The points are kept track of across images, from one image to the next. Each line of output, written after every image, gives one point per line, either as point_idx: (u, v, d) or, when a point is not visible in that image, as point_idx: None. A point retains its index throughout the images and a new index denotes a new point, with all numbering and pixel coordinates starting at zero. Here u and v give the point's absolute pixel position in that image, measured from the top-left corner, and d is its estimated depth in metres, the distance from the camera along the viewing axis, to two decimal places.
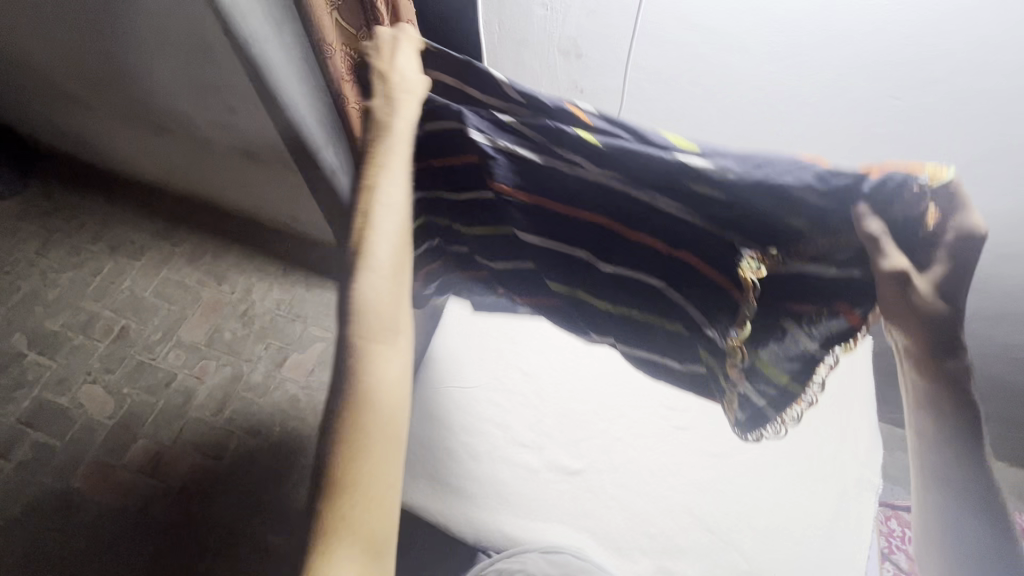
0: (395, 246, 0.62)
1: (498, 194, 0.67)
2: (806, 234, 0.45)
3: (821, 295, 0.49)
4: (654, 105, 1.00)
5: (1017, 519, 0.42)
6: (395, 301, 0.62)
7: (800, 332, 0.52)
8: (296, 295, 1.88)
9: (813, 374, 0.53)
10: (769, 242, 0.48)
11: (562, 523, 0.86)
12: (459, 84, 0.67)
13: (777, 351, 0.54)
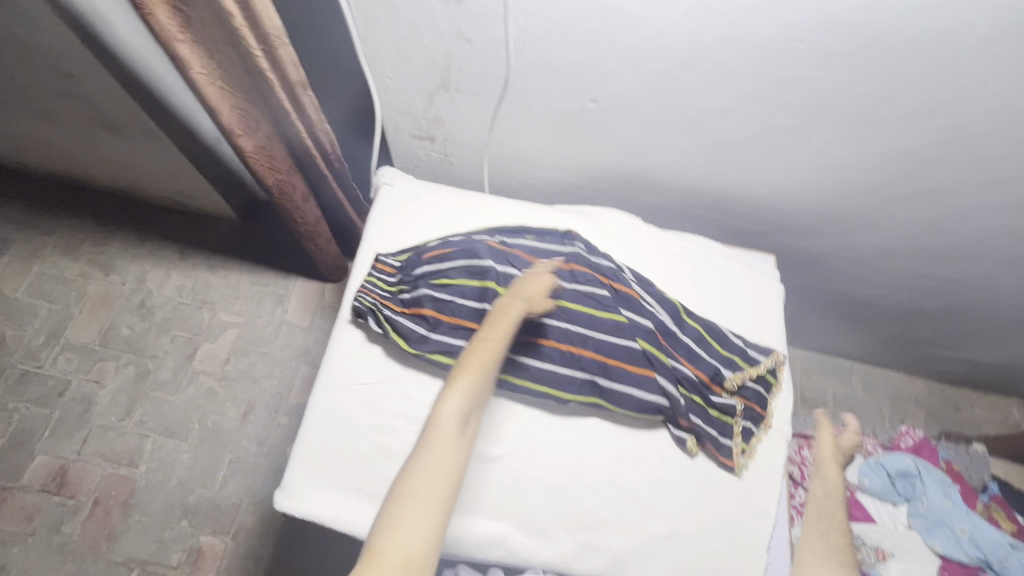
0: (472, 389, 0.75)
1: (609, 300, 0.91)
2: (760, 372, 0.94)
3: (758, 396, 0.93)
4: (549, 56, 0.82)
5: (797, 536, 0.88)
6: (459, 439, 0.72)
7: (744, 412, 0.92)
8: (198, 279, 1.72)
9: (752, 435, 0.91)
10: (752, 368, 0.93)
11: (488, 515, 0.83)
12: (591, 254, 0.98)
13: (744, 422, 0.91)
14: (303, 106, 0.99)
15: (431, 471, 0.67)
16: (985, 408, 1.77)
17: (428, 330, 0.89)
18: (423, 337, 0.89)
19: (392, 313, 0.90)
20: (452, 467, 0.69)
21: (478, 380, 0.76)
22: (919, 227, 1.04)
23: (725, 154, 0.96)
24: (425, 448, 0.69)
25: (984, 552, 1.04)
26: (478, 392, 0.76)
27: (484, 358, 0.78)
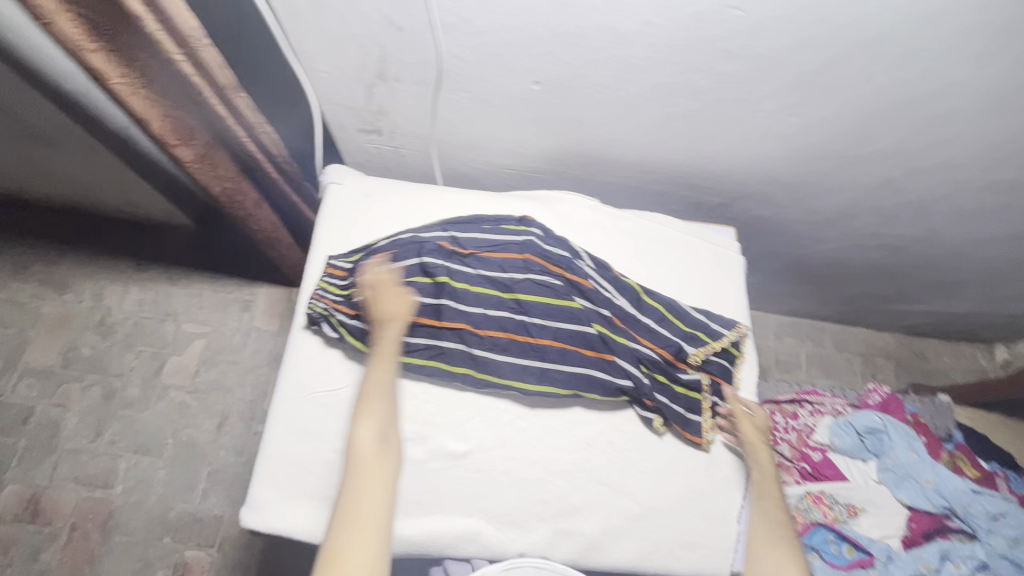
0: (378, 410, 0.79)
1: (565, 288, 0.90)
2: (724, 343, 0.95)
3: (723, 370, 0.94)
4: (484, 40, 0.79)
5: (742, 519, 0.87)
6: (382, 454, 0.76)
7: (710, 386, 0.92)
8: (158, 291, 1.67)
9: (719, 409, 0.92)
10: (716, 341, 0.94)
11: (459, 512, 0.83)
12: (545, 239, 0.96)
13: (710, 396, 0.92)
14: (237, 108, 0.93)
15: (361, 495, 0.71)
16: (952, 356, 1.82)
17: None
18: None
19: (346, 317, 0.88)
20: (384, 483, 0.73)
21: (382, 399, 0.80)
22: (874, 187, 1.04)
23: (676, 129, 0.94)
24: (349, 478, 0.73)
25: (949, 501, 1.07)
26: (384, 407, 0.79)
27: (381, 377, 0.81)
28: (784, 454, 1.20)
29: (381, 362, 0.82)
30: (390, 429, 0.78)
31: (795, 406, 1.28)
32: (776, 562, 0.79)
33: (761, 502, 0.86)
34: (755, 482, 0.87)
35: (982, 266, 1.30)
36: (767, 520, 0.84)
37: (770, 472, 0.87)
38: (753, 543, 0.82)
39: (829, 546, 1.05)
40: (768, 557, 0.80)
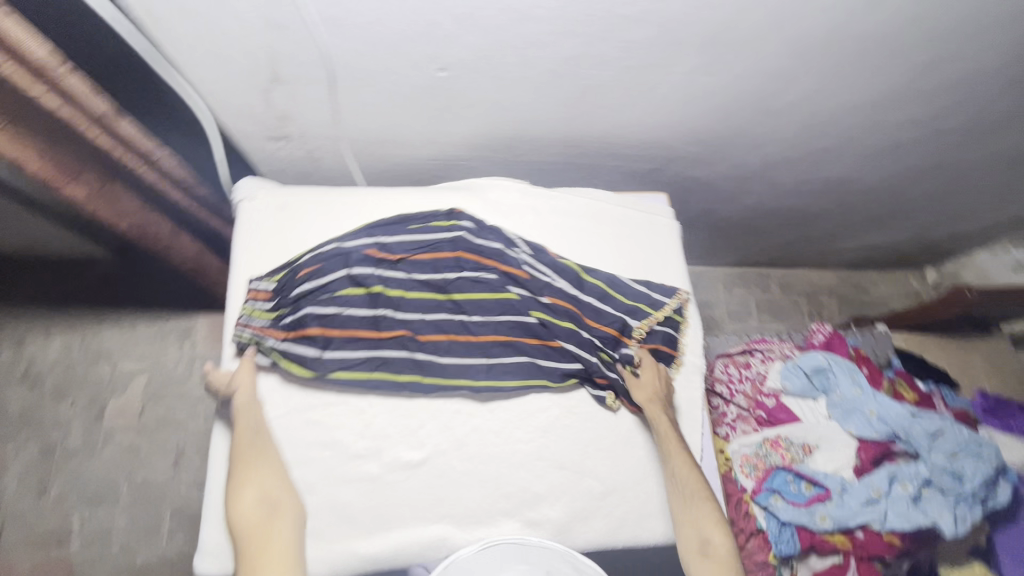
0: (256, 476, 0.76)
1: (501, 281, 0.91)
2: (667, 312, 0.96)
3: (670, 338, 0.95)
4: (378, 30, 0.74)
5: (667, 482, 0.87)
6: (270, 518, 0.74)
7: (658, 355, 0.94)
8: (85, 328, 1.53)
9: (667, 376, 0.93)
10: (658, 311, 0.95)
11: (424, 521, 0.81)
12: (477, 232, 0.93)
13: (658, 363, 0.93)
14: (127, 135, 0.86)
15: (254, 564, 0.70)
16: (887, 284, 1.92)
17: (321, 348, 0.84)
18: (318, 358, 0.84)
19: (277, 341, 0.84)
20: (279, 542, 0.73)
21: (256, 463, 0.77)
22: (795, 136, 1.06)
23: (595, 101, 0.92)
24: (239, 553, 0.71)
25: (892, 427, 1.11)
26: (263, 469, 0.77)
27: (248, 444, 0.79)
28: (740, 405, 1.27)
29: (243, 430, 0.80)
30: (276, 488, 0.77)
31: (747, 356, 1.34)
32: (695, 521, 0.80)
33: (670, 462, 0.85)
34: (661, 444, 0.86)
35: (905, 197, 1.36)
36: (681, 479, 0.84)
37: (671, 429, 0.86)
38: (673, 506, 0.83)
39: (788, 486, 1.11)
40: (688, 518, 0.81)
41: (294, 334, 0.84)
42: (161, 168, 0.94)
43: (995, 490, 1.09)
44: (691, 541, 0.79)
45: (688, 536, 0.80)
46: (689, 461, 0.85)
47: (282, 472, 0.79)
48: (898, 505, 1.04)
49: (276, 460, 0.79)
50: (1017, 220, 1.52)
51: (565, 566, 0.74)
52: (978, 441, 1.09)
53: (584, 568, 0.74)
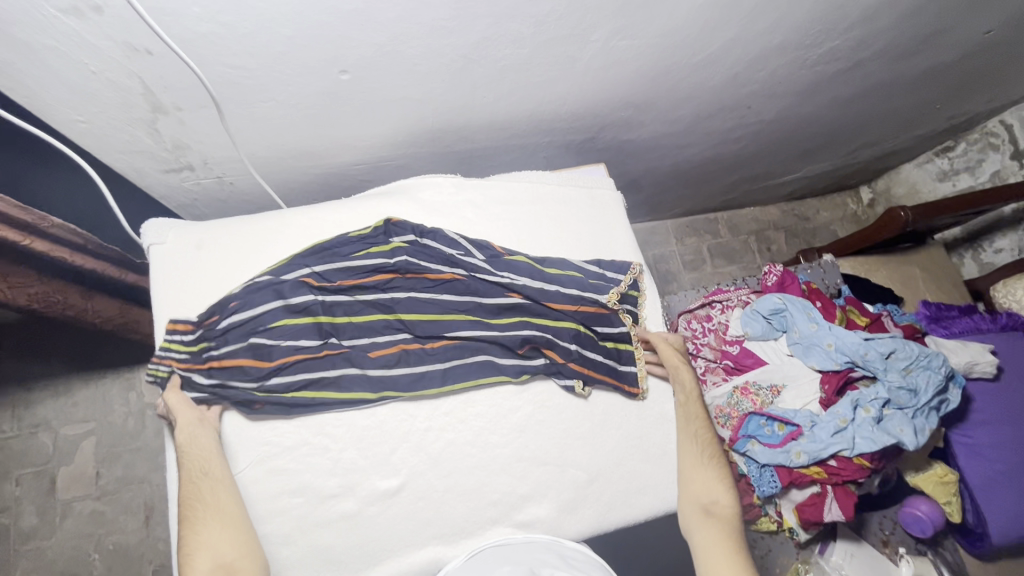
0: (212, 536, 0.71)
1: (447, 287, 0.88)
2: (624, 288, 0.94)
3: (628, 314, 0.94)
4: (261, 39, 0.66)
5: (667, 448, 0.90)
6: None
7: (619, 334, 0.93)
8: (11, 401, 1.39)
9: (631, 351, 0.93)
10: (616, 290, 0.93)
11: (413, 546, 0.80)
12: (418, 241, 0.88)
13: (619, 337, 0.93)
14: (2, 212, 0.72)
15: None
16: (828, 210, 1.97)
17: (260, 373, 0.78)
18: (258, 385, 0.78)
19: (204, 376, 0.78)
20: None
21: (209, 519, 0.72)
22: (723, 85, 1.04)
23: (516, 81, 0.86)
24: None
25: (849, 355, 1.16)
26: (218, 524, 0.72)
27: (201, 497, 0.73)
28: (707, 358, 1.28)
29: (194, 481, 0.73)
30: (234, 546, 0.71)
31: (707, 309, 1.35)
32: (701, 482, 0.86)
33: (688, 425, 0.90)
34: (681, 407, 0.91)
35: (833, 127, 1.38)
36: (695, 443, 0.89)
37: (694, 398, 0.91)
38: (681, 463, 0.88)
39: (762, 429, 1.14)
40: (696, 478, 0.86)
41: (225, 363, 0.78)
42: (53, 237, 0.82)
43: (946, 396, 1.15)
44: (692, 499, 0.85)
45: (691, 493, 0.85)
46: (706, 430, 0.90)
47: (241, 526, 0.73)
48: (864, 428, 1.08)
49: (234, 514, 0.74)
50: (937, 131, 1.57)
51: (551, 556, 0.73)
52: (926, 353, 1.14)
53: (569, 552, 0.74)
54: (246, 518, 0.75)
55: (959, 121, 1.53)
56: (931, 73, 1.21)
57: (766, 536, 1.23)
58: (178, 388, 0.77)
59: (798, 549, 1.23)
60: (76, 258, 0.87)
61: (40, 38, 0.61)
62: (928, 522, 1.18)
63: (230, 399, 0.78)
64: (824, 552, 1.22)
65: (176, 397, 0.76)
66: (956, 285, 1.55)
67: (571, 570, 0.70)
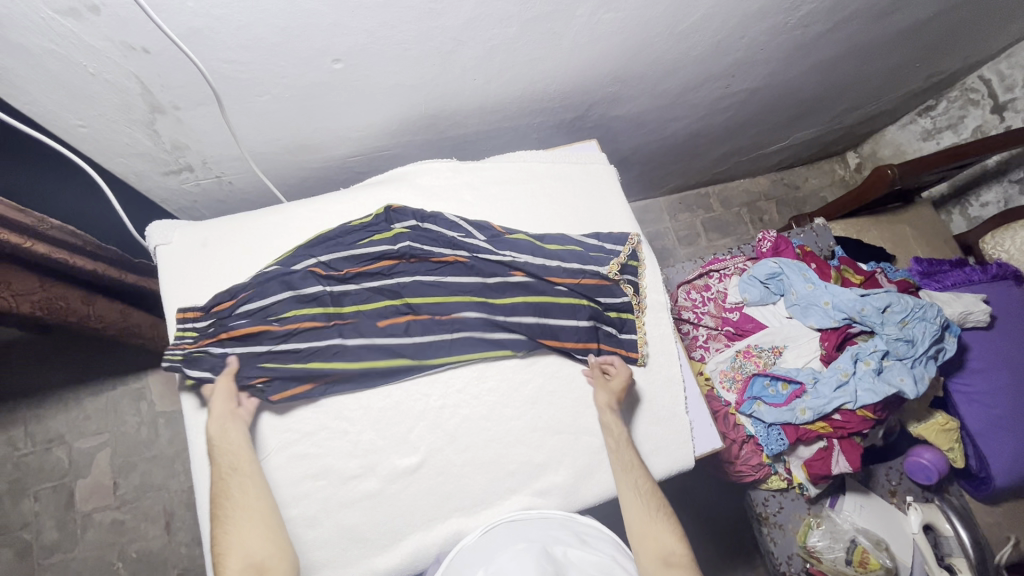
0: (242, 529, 0.70)
1: (451, 269, 0.89)
2: (625, 261, 0.96)
3: (632, 287, 0.96)
4: (253, 32, 0.67)
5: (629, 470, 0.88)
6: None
7: (622, 306, 0.95)
8: (25, 418, 1.40)
9: (633, 320, 0.95)
10: (619, 261, 0.95)
11: (436, 519, 0.82)
12: (422, 228, 0.89)
13: (622, 307, 0.95)
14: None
15: None
16: (817, 176, 1.99)
17: (276, 346, 0.81)
18: (271, 352, 0.80)
19: (218, 347, 0.79)
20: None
21: (239, 513, 0.71)
22: (707, 55, 1.05)
23: (505, 63, 0.88)
24: None
25: (847, 312, 1.19)
26: (249, 519, 0.71)
27: (230, 494, 0.72)
28: (709, 326, 1.29)
29: (225, 478, 0.73)
30: (265, 541, 0.70)
31: (705, 279, 1.35)
32: (656, 537, 0.76)
33: (628, 477, 0.82)
34: (614, 457, 0.84)
35: (816, 92, 1.40)
36: (636, 493, 0.81)
37: (625, 441, 0.85)
38: (631, 521, 0.79)
39: (767, 390, 1.17)
40: (650, 532, 0.77)
41: (242, 333, 0.80)
42: (53, 239, 0.82)
43: (943, 345, 1.18)
44: (652, 557, 0.75)
45: (649, 551, 0.75)
46: (648, 479, 0.82)
47: (273, 521, 0.73)
48: (864, 380, 1.11)
49: (266, 509, 0.73)
50: (918, 92, 1.60)
51: (566, 533, 0.74)
52: (920, 304, 1.16)
53: (585, 527, 0.76)
54: (275, 513, 0.74)
55: (939, 79, 1.56)
56: (908, 32, 1.24)
57: (775, 494, 1.21)
58: (231, 375, 0.79)
59: (809, 504, 1.21)
60: (78, 260, 0.87)
61: (39, 42, 0.62)
62: (933, 470, 1.21)
63: (246, 373, 0.79)
64: (835, 506, 1.21)
65: (224, 386, 0.78)
66: (947, 240, 1.57)
67: (585, 548, 0.71)
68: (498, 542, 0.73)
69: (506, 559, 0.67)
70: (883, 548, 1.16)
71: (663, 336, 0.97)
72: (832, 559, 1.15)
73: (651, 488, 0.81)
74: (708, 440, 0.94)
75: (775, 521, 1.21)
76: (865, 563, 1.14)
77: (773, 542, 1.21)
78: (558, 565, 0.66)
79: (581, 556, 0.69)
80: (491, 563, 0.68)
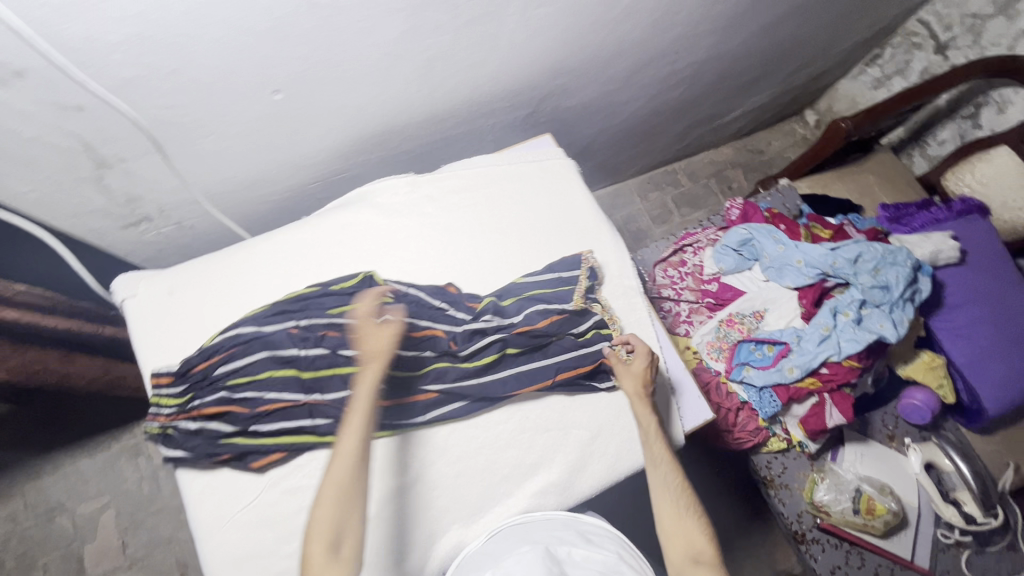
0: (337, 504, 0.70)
1: (428, 338, 0.87)
2: (591, 284, 0.94)
3: (601, 309, 0.93)
4: (187, 75, 0.68)
5: (624, 457, 0.88)
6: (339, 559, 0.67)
7: (596, 328, 0.92)
8: (23, 490, 1.38)
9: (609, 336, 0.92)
10: (580, 288, 0.92)
11: (438, 533, 0.82)
12: (402, 289, 0.88)
13: (595, 328, 0.92)
14: None
15: None
16: (779, 138, 2.01)
17: (248, 427, 0.79)
18: (240, 430, 0.79)
19: (187, 424, 0.78)
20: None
21: (340, 488, 0.71)
22: (646, 35, 1.07)
23: (446, 71, 0.89)
24: None
25: (820, 267, 1.20)
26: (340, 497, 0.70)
27: (339, 467, 0.71)
28: (690, 300, 1.31)
29: (348, 445, 0.72)
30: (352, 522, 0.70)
31: (680, 255, 1.38)
32: (685, 534, 0.76)
33: (657, 471, 0.81)
34: (646, 448, 0.83)
35: (761, 57, 1.42)
36: (667, 488, 0.80)
37: (655, 432, 0.84)
38: (661, 518, 0.78)
39: (753, 354, 1.19)
40: (678, 530, 0.77)
41: (211, 412, 0.78)
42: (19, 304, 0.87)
43: (918, 286, 1.20)
44: (680, 556, 0.75)
45: (679, 552, 0.75)
46: (676, 472, 0.81)
47: (355, 521, 0.70)
48: (846, 331, 1.13)
49: (352, 508, 0.70)
50: (862, 42, 1.63)
51: (570, 533, 0.74)
52: (890, 250, 1.18)
53: (587, 527, 0.77)
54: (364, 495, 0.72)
55: (878, 28, 1.59)
56: None
57: (777, 455, 1.23)
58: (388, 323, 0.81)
59: (811, 460, 1.22)
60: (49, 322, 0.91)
61: None
62: (925, 409, 1.24)
63: (209, 452, 0.78)
64: (836, 459, 1.23)
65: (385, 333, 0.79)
66: (911, 181, 1.58)
67: (590, 547, 0.71)
68: (502, 547, 0.73)
69: (512, 562, 0.67)
70: (887, 493, 1.18)
71: (642, 318, 0.97)
72: (839, 511, 1.15)
73: (683, 486, 0.80)
74: (698, 413, 0.94)
75: (780, 482, 1.22)
76: (872, 510, 1.14)
77: (781, 504, 1.20)
78: (560, 565, 0.67)
79: (585, 555, 0.70)
80: (498, 566, 0.68)
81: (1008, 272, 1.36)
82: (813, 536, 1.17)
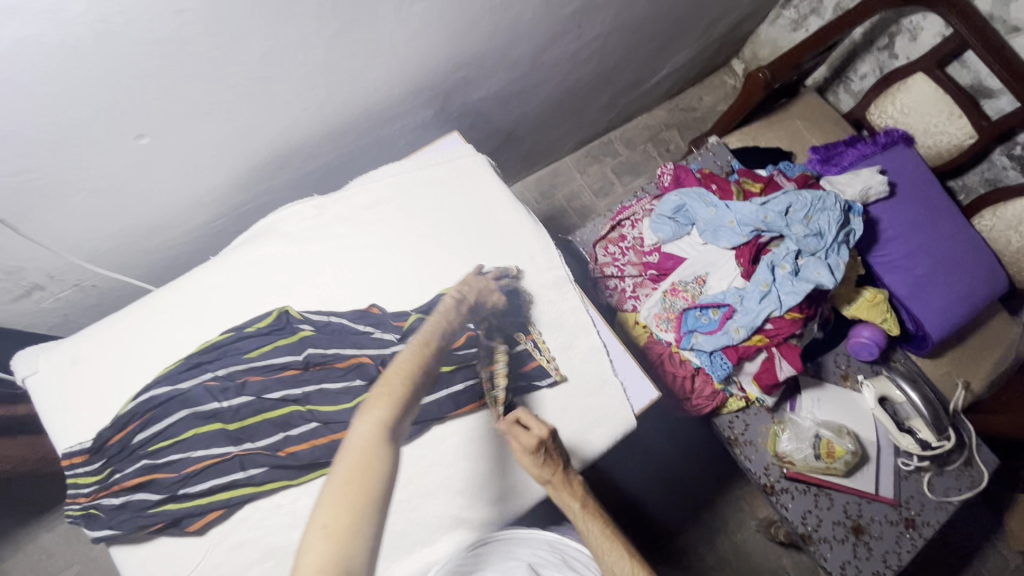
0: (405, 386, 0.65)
1: (356, 367, 0.83)
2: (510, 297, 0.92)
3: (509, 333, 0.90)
4: (28, 134, 0.63)
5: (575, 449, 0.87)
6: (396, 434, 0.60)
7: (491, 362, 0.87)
8: None
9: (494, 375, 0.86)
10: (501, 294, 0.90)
11: (395, 564, 0.78)
12: (323, 320, 0.85)
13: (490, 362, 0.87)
14: None
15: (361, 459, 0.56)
16: (710, 92, 2.00)
17: (175, 491, 0.75)
18: (169, 496, 0.75)
19: (111, 499, 0.75)
20: (338, 499, 0.52)
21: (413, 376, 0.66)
22: (542, 15, 1.03)
23: (329, 85, 0.84)
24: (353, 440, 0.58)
25: (752, 224, 1.20)
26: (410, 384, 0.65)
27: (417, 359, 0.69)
28: (632, 275, 1.31)
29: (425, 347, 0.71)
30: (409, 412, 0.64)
31: (618, 230, 1.37)
32: None
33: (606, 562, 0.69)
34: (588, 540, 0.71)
35: (671, 17, 1.39)
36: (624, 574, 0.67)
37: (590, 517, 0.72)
38: None
39: (699, 320, 1.19)
40: None
41: (134, 484, 0.75)
42: None
43: (851, 227, 1.21)
44: None
45: None
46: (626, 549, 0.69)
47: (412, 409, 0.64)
48: (784, 285, 1.13)
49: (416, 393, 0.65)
50: None
51: (552, 553, 0.75)
52: (818, 197, 1.18)
53: (572, 551, 0.77)
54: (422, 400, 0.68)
55: None
56: None
57: (738, 415, 1.24)
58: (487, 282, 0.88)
59: (771, 413, 1.24)
60: None
61: None
62: (873, 345, 1.26)
63: (140, 525, 0.74)
64: (795, 409, 1.25)
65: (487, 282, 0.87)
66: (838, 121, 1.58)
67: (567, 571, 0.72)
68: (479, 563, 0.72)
69: None
70: (845, 434, 1.21)
71: (576, 307, 0.96)
72: (802, 459, 1.18)
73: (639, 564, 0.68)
74: (643, 394, 0.93)
75: (745, 440, 1.23)
76: (832, 452, 1.17)
77: (748, 460, 1.21)
78: None
79: None
80: None
81: (937, 198, 1.38)
82: (782, 487, 1.18)
